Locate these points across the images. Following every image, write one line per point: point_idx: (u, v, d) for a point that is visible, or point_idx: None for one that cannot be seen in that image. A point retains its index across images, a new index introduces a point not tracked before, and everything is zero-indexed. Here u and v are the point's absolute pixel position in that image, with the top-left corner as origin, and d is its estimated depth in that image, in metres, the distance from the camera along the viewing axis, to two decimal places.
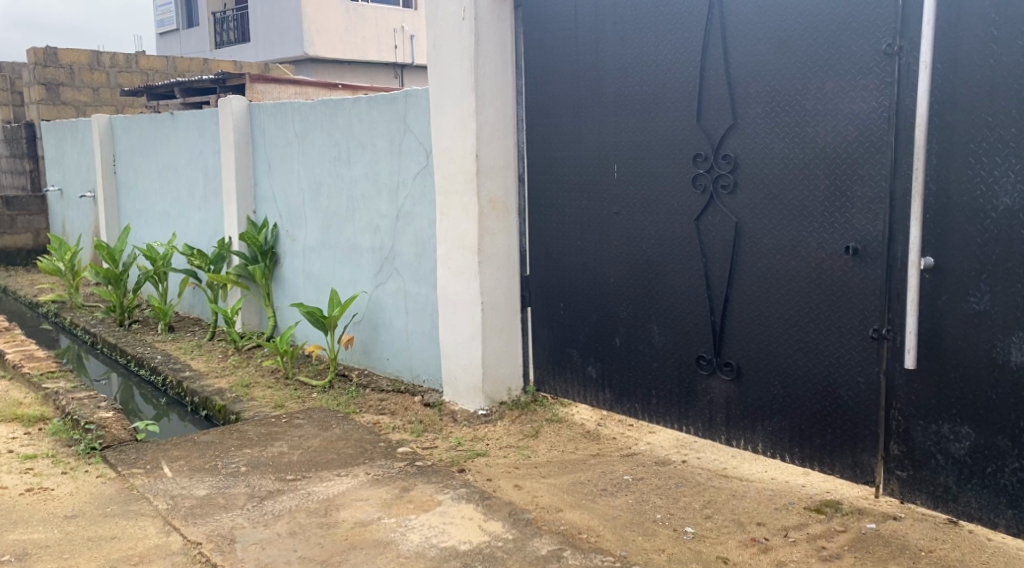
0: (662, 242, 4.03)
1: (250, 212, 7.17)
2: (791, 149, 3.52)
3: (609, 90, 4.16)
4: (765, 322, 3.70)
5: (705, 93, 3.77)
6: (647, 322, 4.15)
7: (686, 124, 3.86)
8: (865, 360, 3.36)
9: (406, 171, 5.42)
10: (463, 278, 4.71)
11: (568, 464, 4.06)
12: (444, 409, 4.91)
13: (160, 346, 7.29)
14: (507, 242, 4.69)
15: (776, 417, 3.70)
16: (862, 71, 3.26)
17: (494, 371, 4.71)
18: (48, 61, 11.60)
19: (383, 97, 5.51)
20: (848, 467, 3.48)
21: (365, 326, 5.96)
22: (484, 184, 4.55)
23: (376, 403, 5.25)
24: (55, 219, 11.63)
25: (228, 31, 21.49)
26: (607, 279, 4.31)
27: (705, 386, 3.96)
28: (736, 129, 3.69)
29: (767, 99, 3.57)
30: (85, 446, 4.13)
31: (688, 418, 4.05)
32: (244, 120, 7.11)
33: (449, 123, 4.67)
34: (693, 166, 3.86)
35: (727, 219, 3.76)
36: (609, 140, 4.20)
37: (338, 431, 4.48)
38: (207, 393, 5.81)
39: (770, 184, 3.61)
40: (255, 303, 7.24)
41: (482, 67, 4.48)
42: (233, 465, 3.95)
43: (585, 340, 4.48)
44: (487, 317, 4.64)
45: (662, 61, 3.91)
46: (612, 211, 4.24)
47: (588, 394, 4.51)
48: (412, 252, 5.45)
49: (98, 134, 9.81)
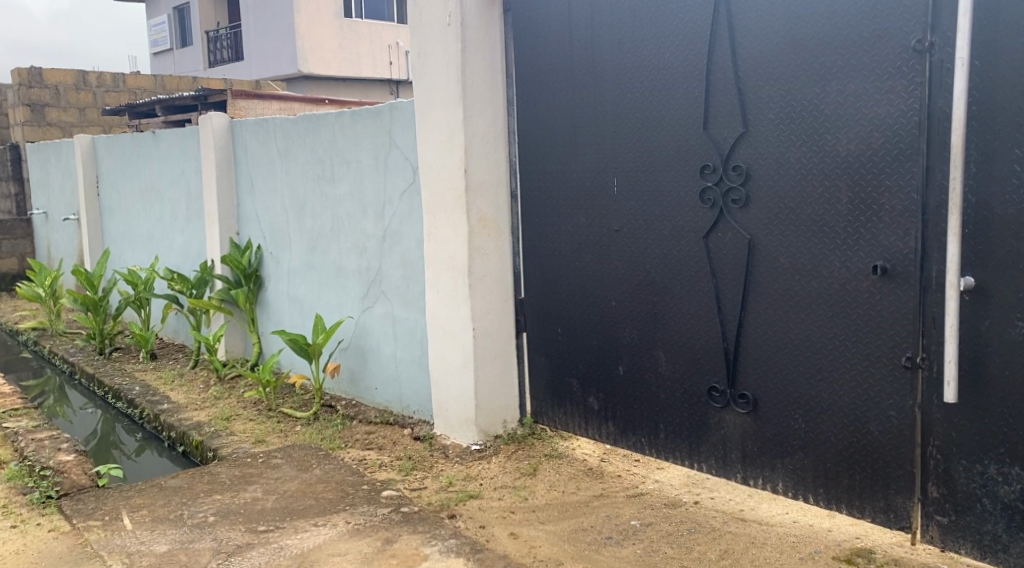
0: (667, 261, 3.69)
1: (232, 233, 6.85)
2: (808, 158, 3.18)
3: (607, 97, 3.82)
4: (783, 350, 3.36)
5: (712, 98, 3.44)
6: (653, 349, 3.80)
7: (692, 133, 3.53)
8: (898, 393, 3.02)
9: (392, 189, 5.09)
10: (453, 302, 4.36)
11: (569, 507, 3.70)
12: (435, 443, 4.56)
13: (139, 376, 6.94)
14: (500, 263, 4.34)
15: (797, 454, 3.36)
16: (888, 70, 2.93)
17: (488, 402, 4.36)
18: (32, 82, 11.27)
19: (368, 111, 5.19)
20: (881, 510, 3.13)
21: (352, 352, 5.61)
22: (474, 201, 4.21)
23: (362, 438, 4.91)
24: (41, 243, 11.30)
25: (221, 50, 21.27)
26: (609, 303, 3.96)
27: (718, 419, 3.61)
28: (747, 137, 3.35)
29: (781, 105, 3.24)
30: (40, 494, 3.79)
31: (700, 455, 3.71)
32: (226, 137, 6.78)
33: (436, 136, 4.33)
34: (700, 178, 3.53)
35: (739, 236, 3.43)
36: (607, 153, 3.87)
37: (318, 472, 4.12)
38: (184, 427, 5.47)
39: (786, 198, 3.27)
40: (239, 329, 6.89)
41: (469, 75, 4.15)
42: (200, 514, 3.61)
43: (585, 368, 4.13)
44: (478, 344, 4.29)
45: (663, 66, 3.59)
46: (611, 228, 3.90)
47: (590, 426, 4.16)
48: (400, 275, 5.10)
49: (81, 155, 9.50)
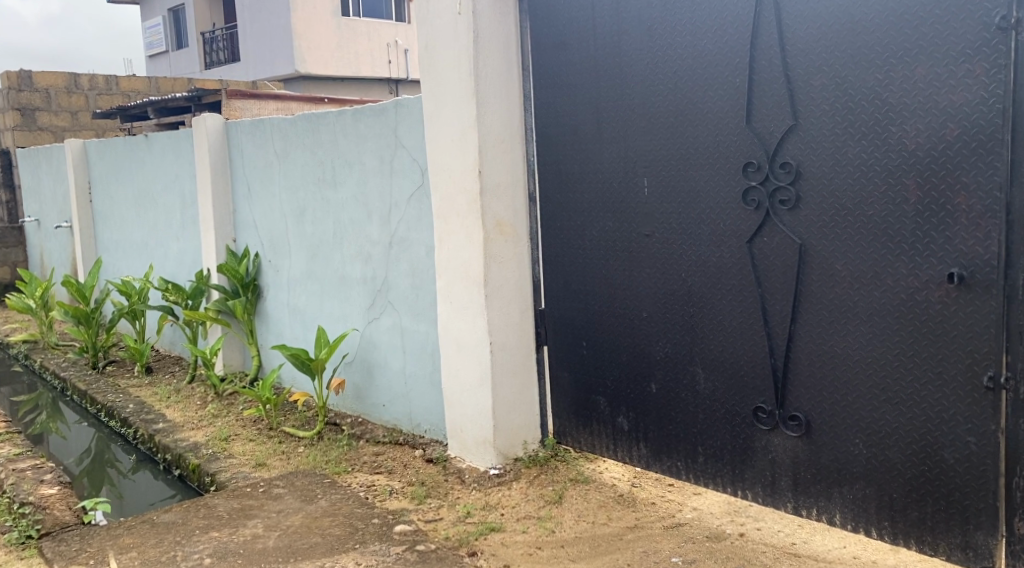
0: (705, 269, 3.35)
1: (229, 240, 6.51)
2: (868, 153, 2.85)
3: (635, 88, 3.48)
4: (841, 367, 3.02)
5: (756, 89, 3.10)
6: (690, 364, 3.46)
7: (733, 127, 3.19)
8: (977, 416, 2.69)
9: (399, 192, 4.74)
10: (467, 314, 4.02)
11: (600, 542, 3.36)
12: (449, 467, 4.23)
13: (133, 392, 6.60)
14: (518, 272, 4.00)
15: (858, 483, 3.02)
16: (964, 52, 2.60)
17: (508, 423, 4.02)
18: (22, 85, 10.97)
19: (371, 109, 4.85)
20: (957, 547, 2.80)
21: (357, 367, 5.27)
22: (490, 204, 3.86)
23: (370, 460, 4.57)
24: (33, 251, 10.96)
25: (218, 51, 20.89)
26: (639, 315, 3.61)
27: (765, 443, 3.28)
28: (798, 130, 3.01)
29: (837, 94, 2.90)
30: (19, 535, 3.48)
31: (745, 482, 3.37)
32: (220, 139, 6.44)
33: (447, 135, 3.98)
34: (743, 177, 3.19)
35: (788, 241, 3.09)
36: (636, 151, 3.52)
37: (323, 503, 3.79)
38: (180, 449, 5.14)
39: (843, 198, 2.93)
40: (237, 341, 6.55)
41: (483, 67, 3.80)
42: (195, 556, 3.28)
43: (613, 385, 3.79)
44: (496, 361, 3.95)
45: (700, 53, 3.24)
46: (641, 233, 3.56)
47: (620, 449, 3.82)
48: (408, 284, 4.76)
49: (72, 159, 9.16)
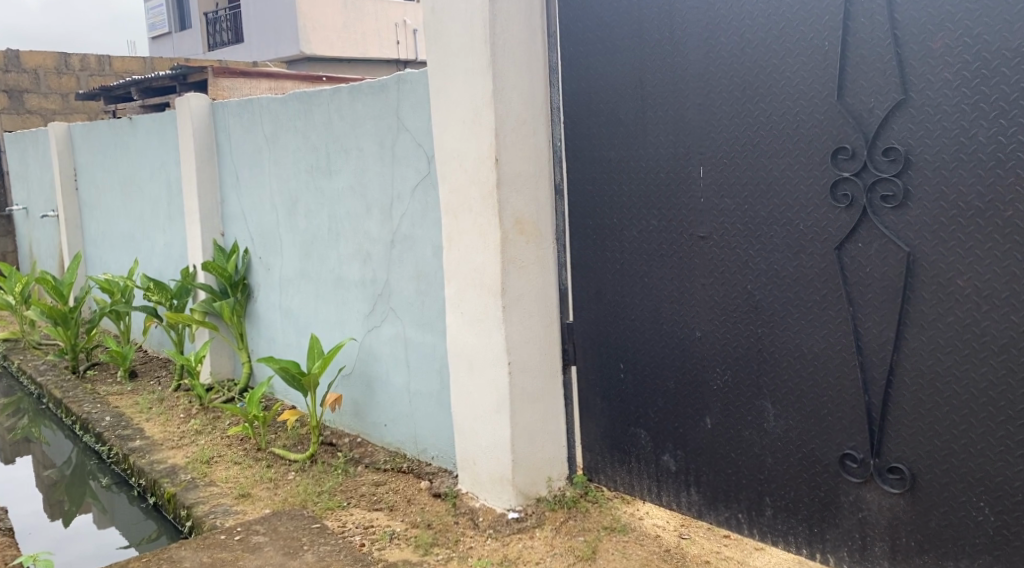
0: (778, 281, 2.71)
1: (216, 234, 5.87)
2: (1007, 136, 2.20)
3: (691, 55, 2.81)
4: (959, 411, 2.37)
5: (849, 56, 2.45)
6: (756, 397, 2.81)
7: (820, 102, 2.52)
8: None
9: (401, 183, 4.09)
10: (481, 329, 3.37)
11: None
12: (460, 505, 3.59)
13: (112, 401, 5.99)
14: (542, 279, 3.34)
15: (981, 558, 2.39)
16: None
17: (529, 458, 3.36)
18: (9, 66, 10.35)
19: (370, 86, 4.19)
20: None
21: (355, 380, 4.63)
22: (509, 198, 3.20)
23: (369, 491, 3.95)
24: (22, 242, 10.34)
25: (222, 32, 20.14)
26: (691, 334, 2.96)
27: (854, 499, 2.63)
28: (908, 106, 2.35)
29: (964, 57, 2.24)
30: None
31: (826, 544, 2.73)
32: (206, 122, 5.79)
33: (457, 115, 3.33)
34: (832, 166, 2.52)
35: (889, 248, 2.44)
36: (688, 133, 2.86)
37: (309, 559, 3.21)
38: (156, 473, 4.52)
39: (969, 192, 2.28)
40: (225, 345, 5.91)
41: (502, 33, 3.14)
42: None
43: (658, 417, 3.14)
44: (515, 383, 3.30)
45: (777, 9, 2.57)
46: (693, 234, 2.90)
47: (666, 493, 3.18)
48: (412, 287, 4.12)
49: (56, 145, 8.53)
